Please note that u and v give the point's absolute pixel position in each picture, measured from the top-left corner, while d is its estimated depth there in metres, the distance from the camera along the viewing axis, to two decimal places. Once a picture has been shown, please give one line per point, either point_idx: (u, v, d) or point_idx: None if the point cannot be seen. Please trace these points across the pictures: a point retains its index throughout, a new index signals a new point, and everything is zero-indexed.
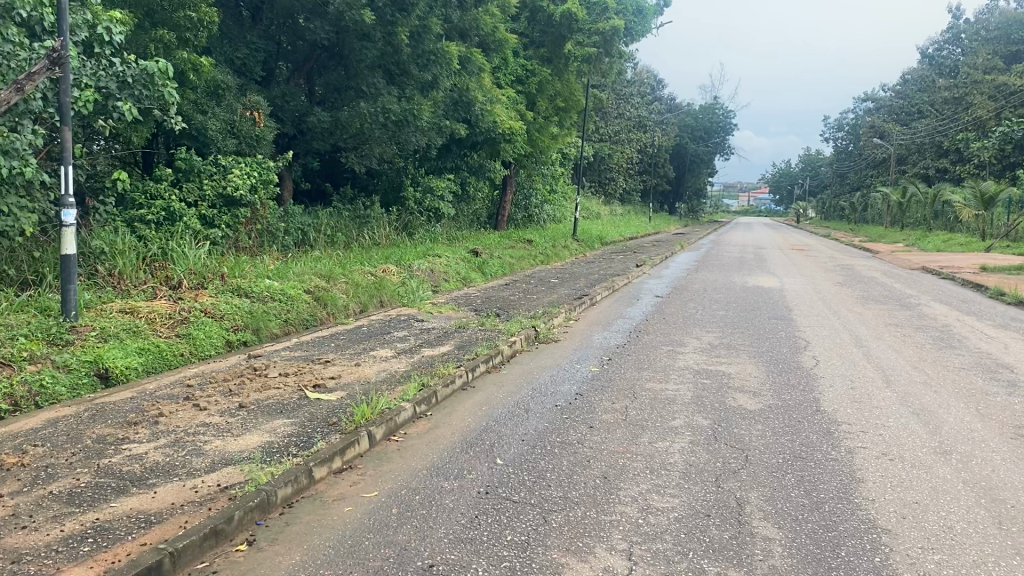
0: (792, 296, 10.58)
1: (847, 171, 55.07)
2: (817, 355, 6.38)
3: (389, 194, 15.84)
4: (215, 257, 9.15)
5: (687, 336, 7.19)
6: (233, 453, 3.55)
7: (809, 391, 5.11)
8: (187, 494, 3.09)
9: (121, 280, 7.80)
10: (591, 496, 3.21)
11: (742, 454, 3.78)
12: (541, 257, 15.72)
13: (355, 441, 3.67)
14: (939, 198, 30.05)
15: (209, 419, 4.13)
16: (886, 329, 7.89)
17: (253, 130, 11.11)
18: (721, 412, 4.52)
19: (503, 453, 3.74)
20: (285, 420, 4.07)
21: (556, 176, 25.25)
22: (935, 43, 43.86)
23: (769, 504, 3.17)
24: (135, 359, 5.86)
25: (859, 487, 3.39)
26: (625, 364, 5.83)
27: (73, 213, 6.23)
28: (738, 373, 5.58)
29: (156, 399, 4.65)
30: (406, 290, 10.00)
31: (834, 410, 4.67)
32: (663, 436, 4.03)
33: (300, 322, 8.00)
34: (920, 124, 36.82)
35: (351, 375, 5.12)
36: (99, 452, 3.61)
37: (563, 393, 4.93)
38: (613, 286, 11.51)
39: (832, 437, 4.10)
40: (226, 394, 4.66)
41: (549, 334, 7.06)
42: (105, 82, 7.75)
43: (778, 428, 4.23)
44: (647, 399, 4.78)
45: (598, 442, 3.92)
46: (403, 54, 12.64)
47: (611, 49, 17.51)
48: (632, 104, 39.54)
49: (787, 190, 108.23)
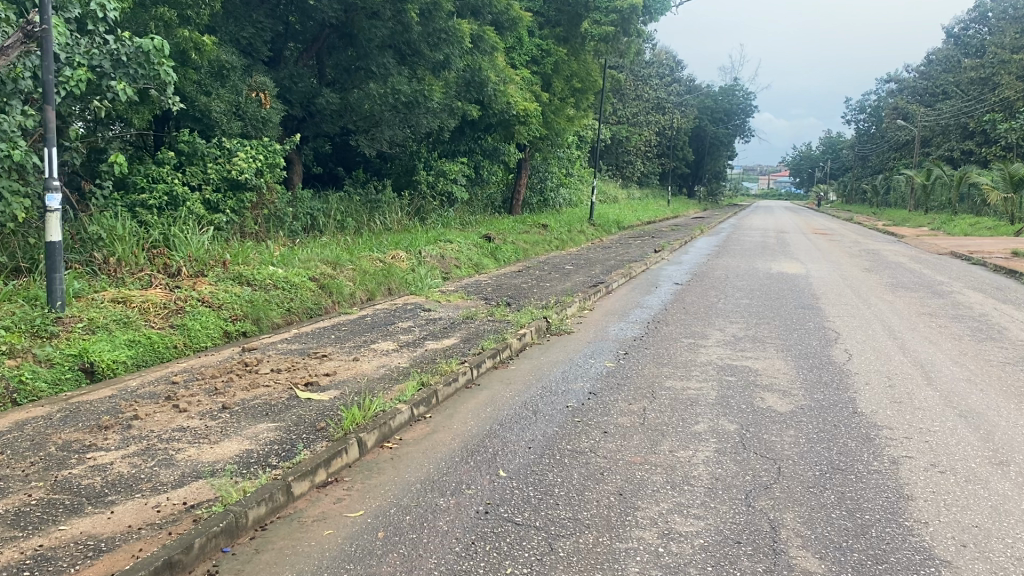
0: (819, 284, 10.11)
1: (870, 153, 54.00)
2: (850, 348, 5.95)
3: (402, 178, 15.37)
4: (217, 242, 8.82)
5: (709, 327, 6.77)
6: (206, 465, 3.18)
7: (843, 390, 4.69)
8: (147, 514, 2.73)
9: (117, 268, 7.44)
10: (604, 519, 2.82)
11: (774, 466, 3.37)
12: (556, 243, 15.34)
13: (342, 450, 3.30)
14: (965, 181, 29.36)
15: (187, 422, 3.78)
16: (920, 319, 7.44)
17: (259, 112, 10.76)
18: (749, 416, 4.11)
19: (506, 464, 3.36)
20: (268, 424, 3.71)
21: (572, 159, 24.74)
22: (962, 21, 42.34)
23: (808, 528, 2.78)
24: (123, 353, 5.53)
25: (909, 506, 2.98)
26: (643, 360, 5.44)
27: (58, 197, 5.88)
28: (765, 370, 5.17)
29: (135, 398, 4.31)
30: (415, 277, 9.63)
31: (873, 411, 4.26)
32: (685, 445, 3.63)
33: (304, 311, 7.66)
34: (944, 105, 35.86)
35: (347, 371, 4.75)
36: (60, 462, 3.25)
37: (575, 392, 4.55)
38: (630, 272, 11.10)
39: (873, 445, 3.68)
40: (210, 394, 4.30)
41: (562, 325, 6.68)
42: (99, 60, 7.33)
43: (812, 435, 3.82)
44: (667, 400, 4.39)
45: (612, 451, 3.53)
46: (413, 32, 12.20)
47: (629, 27, 17.17)
48: (650, 85, 38.92)
49: (807, 173, 107.02)
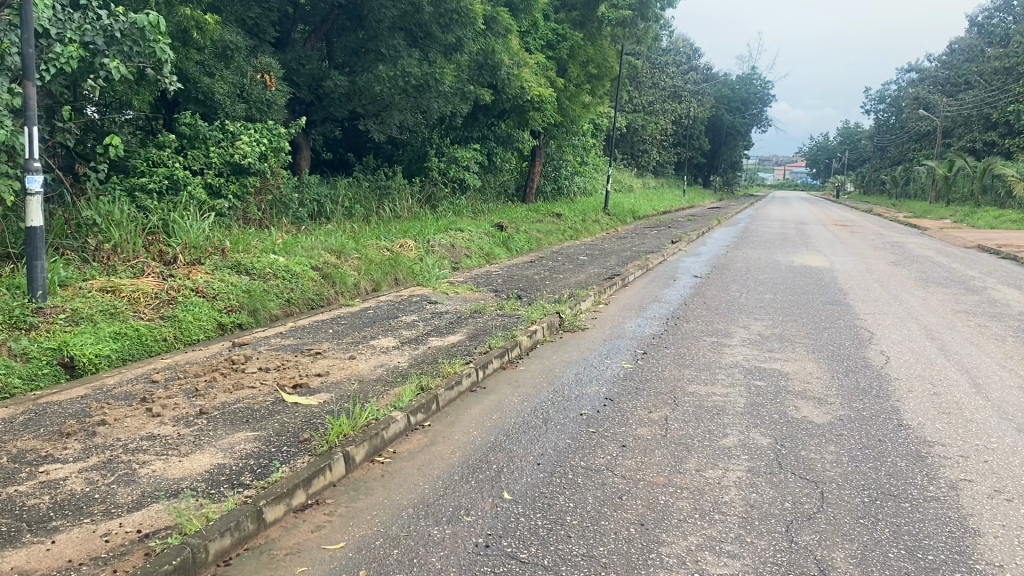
0: (845, 278, 9.63)
1: (889, 143, 53.11)
2: (886, 349, 5.51)
3: (413, 164, 15.04)
4: (217, 228, 8.44)
5: (733, 324, 6.35)
6: (170, 482, 2.81)
7: (885, 399, 4.26)
8: (93, 546, 2.35)
9: (110, 255, 7.07)
10: (623, 557, 2.42)
11: (816, 491, 2.97)
12: (571, 232, 14.92)
13: (326, 468, 2.92)
14: (989, 172, 28.63)
15: (159, 429, 3.41)
16: (957, 318, 6.97)
17: (264, 94, 10.38)
18: (783, 429, 3.69)
19: (512, 483, 2.98)
20: (247, 433, 3.33)
21: (587, 147, 24.25)
22: (986, 10, 41.32)
23: (862, 572, 2.37)
24: (107, 346, 5.17)
25: (977, 545, 2.57)
26: (664, 361, 5.03)
27: (40, 179, 5.51)
28: (797, 373, 4.74)
29: (108, 399, 3.94)
30: (422, 267, 9.22)
31: (920, 424, 3.83)
32: (714, 463, 3.22)
33: (304, 302, 7.29)
34: (967, 94, 34.95)
35: (341, 372, 4.35)
36: (9, 478, 2.88)
37: (589, 397, 4.14)
38: (647, 264, 10.65)
39: (926, 466, 3.26)
40: (190, 396, 3.92)
41: (576, 321, 6.26)
42: (90, 37, 6.88)
43: (856, 452, 3.41)
44: (691, 408, 3.97)
45: (632, 470, 3.13)
46: (424, 13, 11.71)
47: (646, 12, 16.72)
48: (669, 73, 38.28)
49: (825, 163, 106.01)
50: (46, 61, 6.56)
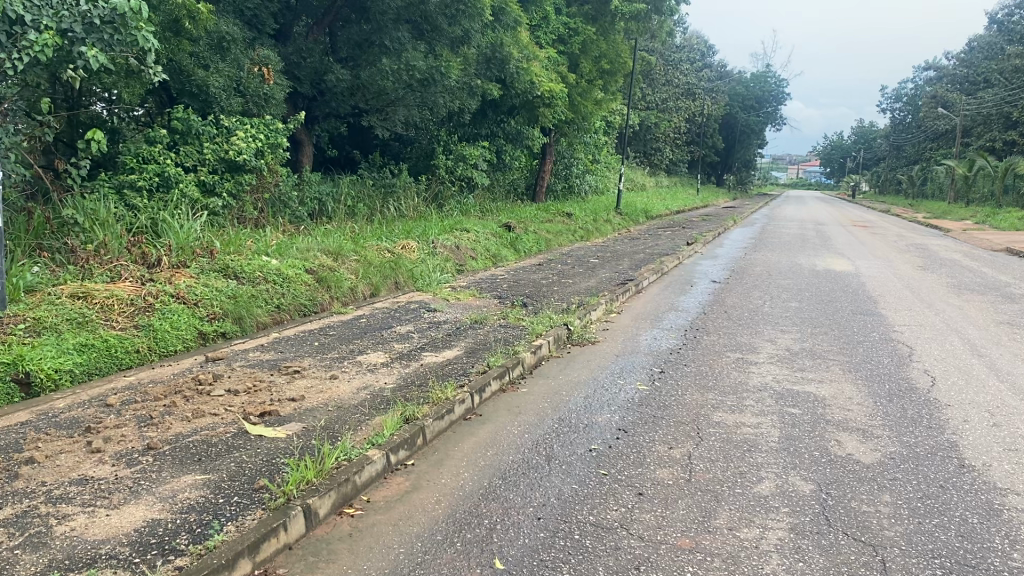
0: (873, 284, 9.04)
1: (905, 142, 52.26)
2: (931, 369, 4.95)
3: (420, 162, 14.56)
4: (207, 228, 7.91)
5: (758, 338, 5.80)
6: (88, 548, 2.29)
7: (940, 432, 3.71)
8: None
9: (90, 257, 6.51)
10: None
11: (875, 558, 2.44)
12: (581, 233, 14.39)
13: (279, 527, 2.41)
14: (1010, 172, 27.91)
15: (96, 470, 2.90)
16: (1000, 330, 6.41)
17: (262, 87, 9.86)
18: (828, 471, 3.15)
19: (507, 547, 2.45)
20: (195, 477, 2.81)
21: (598, 145, 23.66)
22: (1006, 7, 40.42)
23: None
24: (69, 360, 4.65)
25: None
26: (685, 381, 4.49)
27: None
28: (835, 399, 4.20)
29: (49, 428, 3.42)
30: (424, 270, 8.70)
31: (986, 466, 3.28)
32: (750, 518, 2.70)
33: (295, 308, 6.79)
34: (988, 92, 34.02)
35: (320, 396, 3.84)
36: None
37: (600, 428, 3.61)
38: (662, 267, 10.10)
39: (1005, 523, 2.72)
40: (142, 426, 3.41)
41: (586, 333, 5.74)
42: (68, 24, 5.91)
43: (916, 503, 2.87)
44: (718, 443, 3.44)
45: (651, 527, 2.61)
46: (431, 4, 11.17)
47: (660, 6, 16.45)
48: (681, 70, 37.58)
49: (838, 163, 104.99)
50: (18, 50, 5.64)
